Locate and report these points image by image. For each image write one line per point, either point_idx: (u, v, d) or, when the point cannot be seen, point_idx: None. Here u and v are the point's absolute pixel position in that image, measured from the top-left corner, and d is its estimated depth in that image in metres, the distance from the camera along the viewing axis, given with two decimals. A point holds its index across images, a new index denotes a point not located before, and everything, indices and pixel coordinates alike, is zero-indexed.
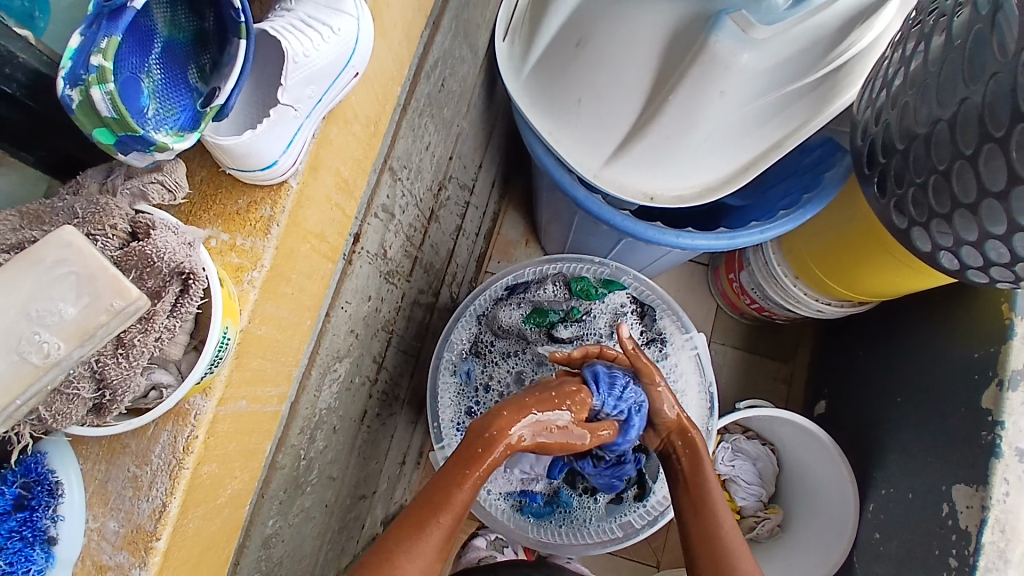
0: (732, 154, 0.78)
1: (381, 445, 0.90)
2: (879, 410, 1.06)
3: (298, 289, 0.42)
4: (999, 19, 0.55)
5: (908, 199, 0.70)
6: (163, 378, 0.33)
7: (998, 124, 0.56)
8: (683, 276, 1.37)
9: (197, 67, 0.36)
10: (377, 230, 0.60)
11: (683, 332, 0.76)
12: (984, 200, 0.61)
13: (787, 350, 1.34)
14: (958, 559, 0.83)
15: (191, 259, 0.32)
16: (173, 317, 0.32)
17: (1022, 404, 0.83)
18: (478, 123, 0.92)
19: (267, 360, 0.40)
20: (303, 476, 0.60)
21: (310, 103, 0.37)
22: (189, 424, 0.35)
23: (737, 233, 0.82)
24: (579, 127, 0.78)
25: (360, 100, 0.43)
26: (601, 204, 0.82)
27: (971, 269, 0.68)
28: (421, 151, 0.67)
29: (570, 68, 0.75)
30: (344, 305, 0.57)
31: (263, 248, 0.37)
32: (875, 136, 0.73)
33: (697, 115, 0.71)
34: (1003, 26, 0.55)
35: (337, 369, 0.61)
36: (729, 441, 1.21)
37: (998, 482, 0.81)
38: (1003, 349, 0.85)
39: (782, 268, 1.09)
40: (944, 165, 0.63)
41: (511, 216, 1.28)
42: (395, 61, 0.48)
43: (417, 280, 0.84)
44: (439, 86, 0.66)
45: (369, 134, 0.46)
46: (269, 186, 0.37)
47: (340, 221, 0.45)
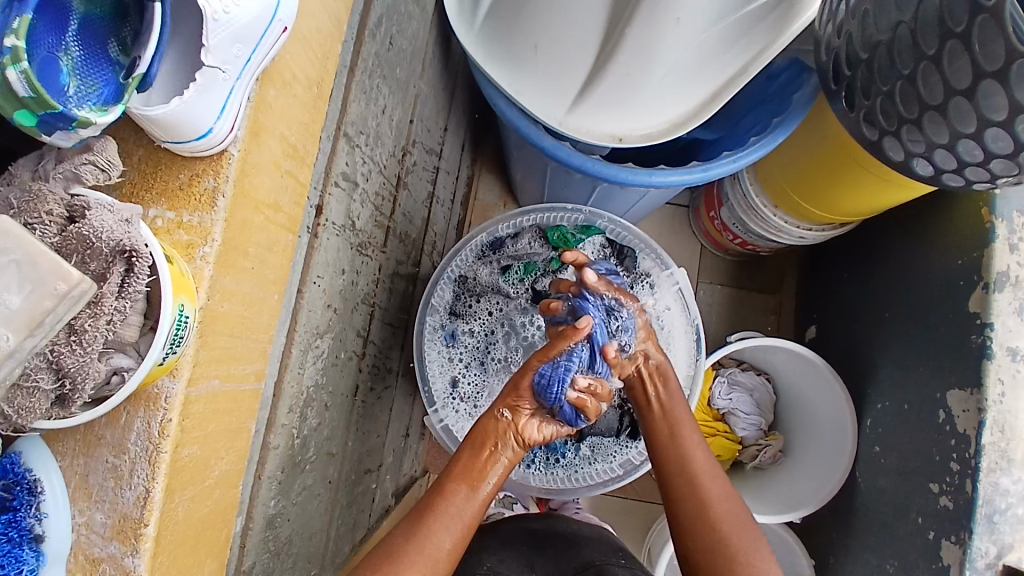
0: (697, 85, 0.76)
1: (379, 419, 0.90)
2: (869, 329, 1.07)
3: (258, 263, 0.40)
4: None
5: (877, 109, 0.68)
6: (123, 362, 0.32)
7: (958, 19, 0.56)
8: (664, 221, 1.36)
9: (119, 42, 0.34)
10: (340, 200, 0.58)
11: (664, 269, 0.75)
12: (952, 99, 0.60)
13: (773, 282, 1.34)
14: (959, 463, 0.85)
15: (130, 236, 0.31)
16: (123, 298, 0.31)
17: (1010, 304, 0.83)
18: (437, 83, 0.89)
19: (236, 336, 0.40)
20: (300, 454, 0.60)
21: (239, 63, 0.35)
22: (160, 409, 0.35)
23: (709, 164, 0.81)
24: (539, 75, 0.76)
25: (297, 60, 0.41)
26: (569, 150, 0.80)
27: (947, 174, 0.67)
28: (377, 116, 0.65)
29: (522, 13, 0.72)
30: (316, 279, 0.56)
31: (211, 222, 0.36)
32: (838, 50, 0.71)
33: (655, 47, 0.69)
34: None
35: (320, 346, 0.60)
36: (724, 376, 1.22)
37: (993, 385, 0.82)
38: (987, 253, 0.85)
39: (762, 199, 1.08)
40: (909, 68, 0.62)
41: (486, 180, 1.26)
42: (331, 17, 0.46)
43: (394, 251, 0.82)
44: (387, 45, 0.63)
45: (313, 96, 0.44)
46: (209, 156, 0.36)
47: (295, 189, 0.44)
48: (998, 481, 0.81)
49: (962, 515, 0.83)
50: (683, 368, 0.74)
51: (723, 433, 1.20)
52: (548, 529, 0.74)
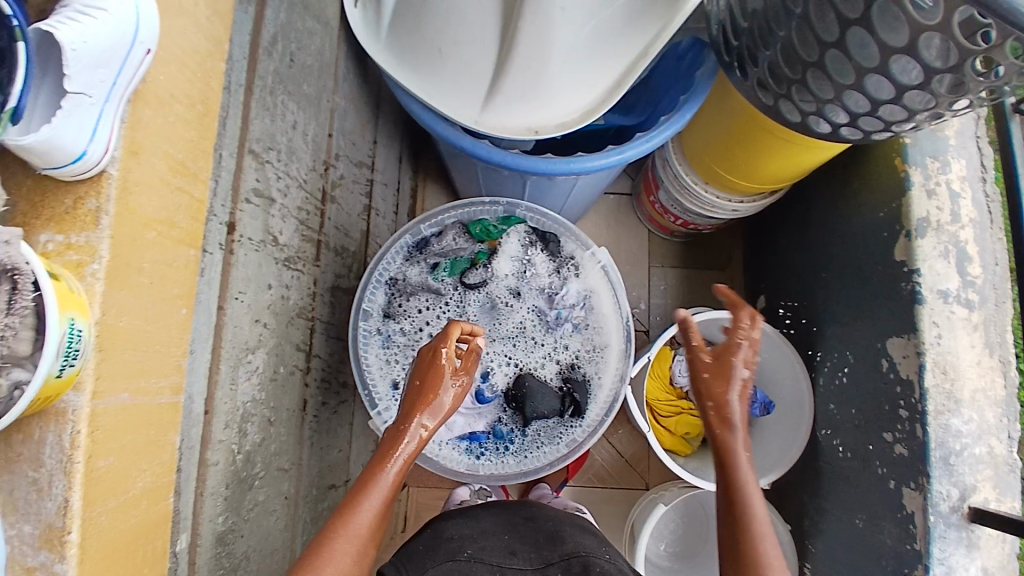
0: (599, 72, 0.79)
1: (339, 434, 0.91)
2: (809, 290, 1.11)
3: (156, 278, 0.42)
4: None
5: (767, 74, 0.72)
6: (22, 376, 0.33)
7: None
8: (610, 210, 1.39)
9: None
10: (255, 216, 0.60)
11: (586, 249, 0.77)
12: (826, 54, 0.63)
13: (722, 261, 1.38)
14: (907, 408, 0.88)
15: (11, 256, 0.33)
16: (11, 314, 0.33)
17: (935, 249, 0.87)
18: (357, 97, 0.91)
19: (142, 352, 0.41)
20: (246, 470, 0.61)
21: (104, 87, 0.36)
22: (68, 421, 0.36)
23: (625, 147, 0.84)
24: (446, 77, 0.78)
25: (174, 79, 0.42)
26: (488, 147, 0.83)
27: (843, 128, 0.71)
28: (286, 131, 0.65)
29: (424, 20, 0.74)
30: (237, 296, 0.57)
31: (97, 240, 0.37)
32: (724, 22, 0.74)
33: (549, 37, 0.71)
34: None
35: (252, 360, 0.61)
36: (683, 353, 1.25)
37: (928, 329, 0.86)
38: (906, 200, 0.89)
39: (692, 178, 1.12)
40: (784, 30, 0.66)
41: (428, 190, 1.28)
42: (211, 37, 0.47)
43: (329, 265, 0.84)
44: (290, 62, 0.65)
45: (196, 114, 0.45)
46: (88, 179, 0.37)
47: (191, 205, 0.45)
48: (949, 423, 0.84)
49: (918, 460, 0.86)
50: (616, 344, 0.77)
51: (689, 410, 1.22)
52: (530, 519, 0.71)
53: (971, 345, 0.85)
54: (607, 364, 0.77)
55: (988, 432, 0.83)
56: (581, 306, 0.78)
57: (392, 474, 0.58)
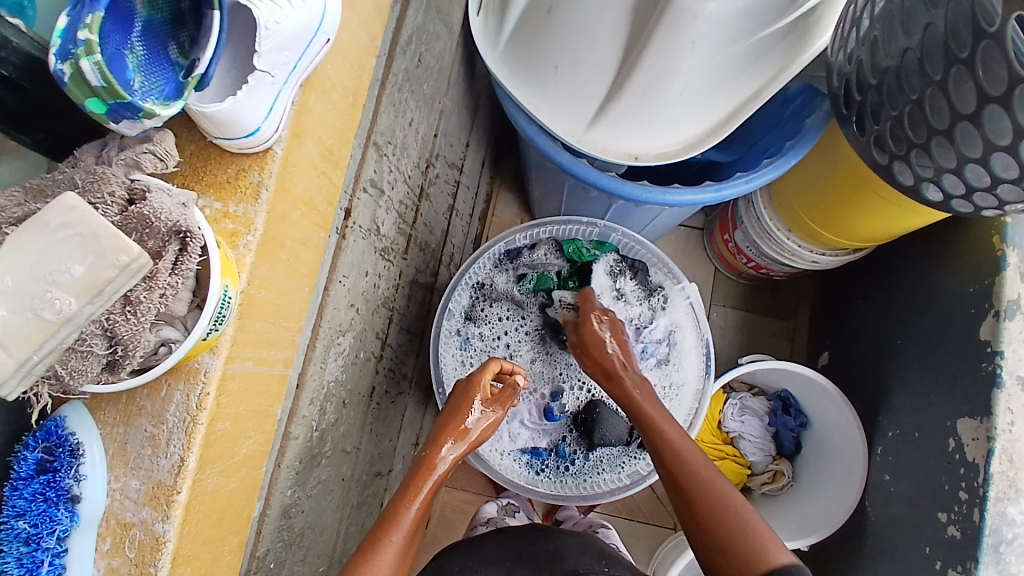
0: (710, 108, 0.79)
1: (392, 424, 0.92)
2: (881, 355, 1.07)
3: (292, 254, 0.43)
4: None
5: (887, 134, 0.70)
6: (171, 334, 0.35)
7: (963, 43, 0.57)
8: (680, 243, 1.38)
9: (177, 45, 0.37)
10: (367, 205, 0.62)
11: (676, 283, 0.77)
12: (957, 124, 0.61)
13: (788, 308, 1.35)
14: (967, 491, 0.84)
15: (186, 218, 0.34)
16: (176, 274, 0.34)
17: (1020, 332, 0.84)
18: (461, 101, 0.93)
19: (271, 322, 0.42)
20: (318, 448, 0.63)
21: (286, 69, 0.38)
22: (199, 382, 0.38)
23: (723, 185, 0.83)
24: (559, 93, 0.79)
25: (335, 70, 0.45)
26: (587, 167, 0.83)
27: (956, 200, 0.68)
28: (405, 128, 0.69)
29: (545, 36, 0.75)
30: (342, 279, 0.59)
31: (255, 213, 0.39)
32: (849, 76, 0.73)
33: (670, 68, 0.71)
34: None
35: (341, 343, 0.63)
36: (735, 398, 1.22)
37: (1002, 413, 0.82)
38: (997, 280, 0.85)
39: (775, 223, 1.10)
40: (916, 94, 0.64)
41: (504, 197, 1.30)
42: (367, 31, 0.49)
43: (413, 259, 0.85)
44: (416, 61, 0.67)
45: (348, 104, 0.48)
46: (255, 153, 0.39)
47: (328, 189, 0.47)
48: (1005, 510, 0.81)
49: (970, 543, 0.82)
50: (693, 382, 0.76)
51: (732, 457, 1.19)
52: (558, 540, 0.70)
53: None
54: (681, 400, 0.76)
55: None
56: (665, 341, 0.77)
57: (414, 510, 0.57)
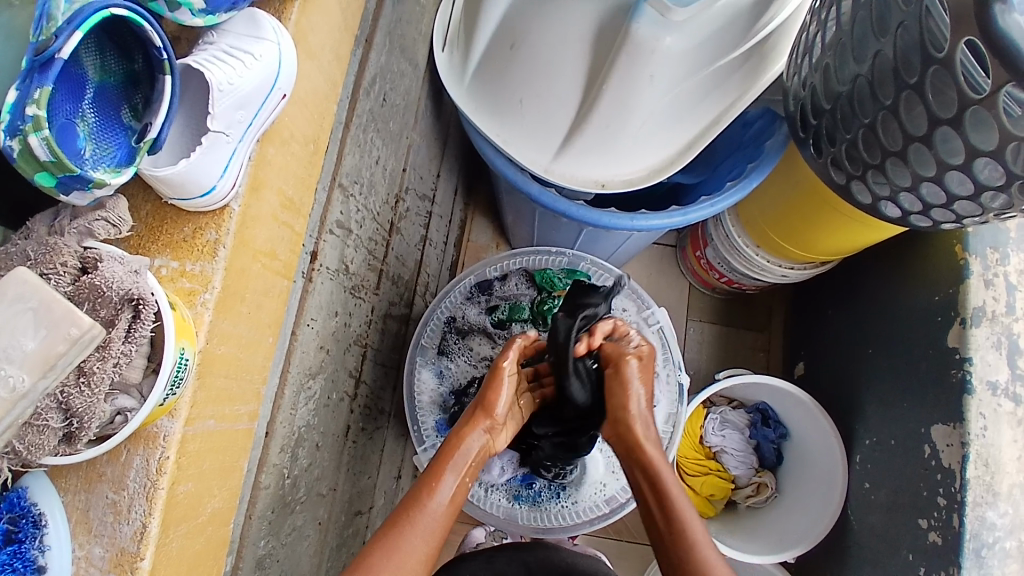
0: (672, 133, 0.80)
1: (371, 460, 0.91)
2: (852, 365, 1.09)
3: (254, 307, 0.43)
4: None
5: (843, 155, 0.72)
6: (127, 403, 0.34)
7: (911, 70, 0.59)
8: (654, 260, 1.40)
9: (131, 108, 0.38)
10: (335, 246, 0.62)
11: (644, 309, 0.78)
12: (910, 146, 0.63)
13: (761, 320, 1.37)
14: (945, 496, 0.85)
15: (138, 285, 0.34)
16: (129, 342, 0.34)
17: (987, 339, 0.85)
18: (429, 133, 0.94)
19: (232, 377, 0.42)
20: (291, 495, 0.62)
21: (241, 128, 0.38)
22: (158, 446, 0.37)
23: (688, 209, 0.84)
24: (523, 125, 0.79)
25: (295, 120, 0.45)
26: (555, 197, 0.83)
27: (913, 215, 0.70)
28: (371, 166, 0.69)
29: (509, 71, 0.77)
30: (310, 322, 0.59)
31: (212, 271, 0.38)
32: (804, 101, 0.75)
33: (632, 100, 0.73)
34: None
35: (311, 386, 0.63)
36: (715, 413, 1.22)
37: (974, 419, 0.84)
38: (961, 289, 0.88)
39: (744, 239, 1.11)
40: (869, 118, 0.66)
41: (478, 222, 1.30)
42: (327, 79, 0.49)
43: (386, 292, 0.86)
44: (381, 101, 0.68)
45: (309, 152, 0.48)
46: (211, 211, 0.39)
47: (291, 238, 0.47)
48: (984, 515, 0.82)
49: (951, 550, 0.83)
50: (666, 405, 0.78)
51: (715, 472, 1.20)
52: (544, 561, 0.69)
53: (1013, 440, 0.82)
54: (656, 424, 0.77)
55: (1021, 528, 0.80)
56: None
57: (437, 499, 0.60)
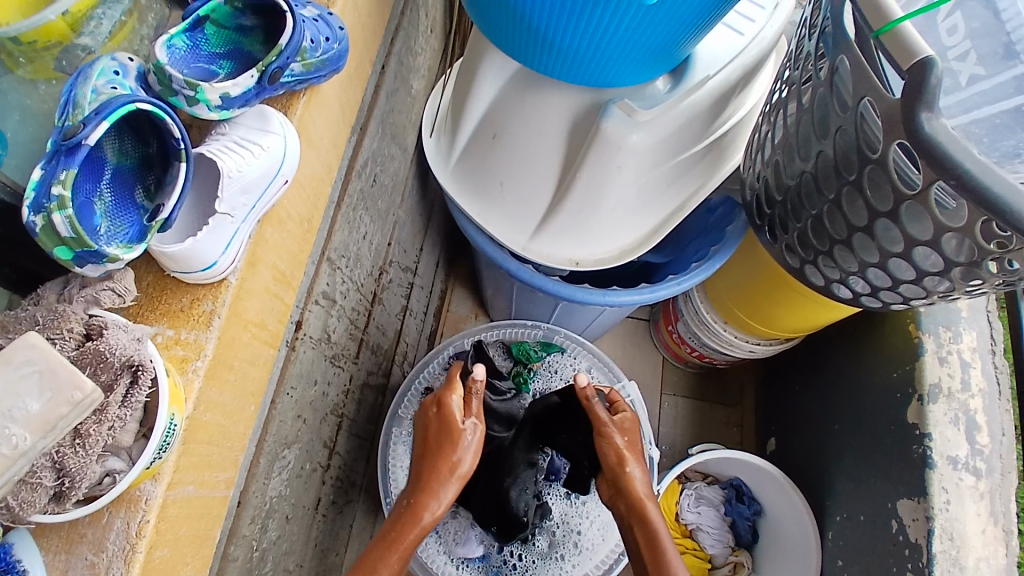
0: (642, 217, 0.86)
1: (339, 535, 0.90)
2: (820, 439, 1.12)
3: (241, 375, 0.45)
4: (835, 81, 0.64)
5: (796, 241, 0.78)
6: (116, 465, 0.36)
7: (849, 168, 0.66)
8: (628, 334, 1.44)
9: (144, 189, 0.41)
10: (319, 316, 0.65)
11: (616, 381, 0.81)
12: (854, 235, 0.69)
13: (733, 395, 1.40)
14: (914, 572, 0.87)
15: (139, 352, 0.36)
16: (125, 406, 0.35)
17: (945, 414, 0.89)
18: (414, 210, 0.99)
19: (214, 445, 0.43)
20: (258, 568, 0.62)
21: (245, 210, 0.42)
22: (140, 510, 0.38)
23: (657, 286, 0.89)
24: (504, 206, 0.85)
25: (293, 203, 0.49)
26: (532, 273, 0.88)
27: (864, 296, 0.76)
28: (358, 241, 0.73)
29: (491, 157, 0.83)
30: (288, 391, 0.61)
31: (205, 339, 0.41)
32: (760, 191, 0.82)
33: (603, 188, 0.79)
34: (840, 84, 0.63)
35: (286, 456, 0.64)
36: (690, 489, 1.23)
37: (937, 492, 0.87)
38: (917, 366, 0.93)
39: (711, 315, 1.17)
40: (816, 209, 0.73)
41: (458, 293, 1.34)
42: (324, 165, 0.54)
43: (365, 362, 0.88)
44: (371, 181, 0.73)
45: (303, 230, 0.52)
46: (209, 284, 0.42)
47: (280, 309, 0.50)
48: None
49: None
50: None
51: (692, 551, 1.20)
52: None
53: (977, 513, 0.85)
54: None
55: None
56: None
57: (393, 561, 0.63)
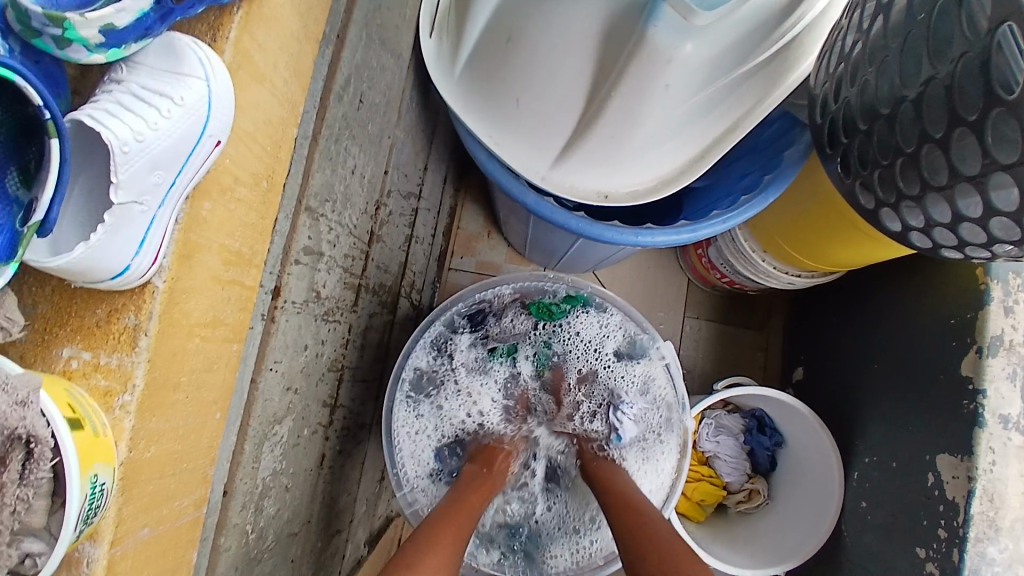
0: (685, 142, 0.72)
1: (350, 475, 0.86)
2: (856, 376, 1.04)
3: (195, 389, 0.37)
4: None
5: (875, 179, 0.65)
6: (35, 546, 0.30)
7: (969, 105, 0.51)
8: (652, 254, 1.33)
9: (20, 172, 0.33)
10: (302, 275, 0.55)
11: (651, 340, 0.75)
12: (956, 183, 0.56)
13: (760, 319, 1.31)
14: (946, 530, 0.82)
15: (27, 419, 0.29)
16: (24, 486, 0.29)
17: (1003, 369, 0.81)
18: (415, 125, 0.85)
19: (169, 476, 0.36)
20: (256, 547, 0.58)
21: (159, 191, 0.33)
22: (82, 574, 0.31)
23: (698, 224, 0.77)
24: (520, 129, 0.71)
25: (240, 160, 0.38)
26: (553, 207, 0.76)
27: (944, 247, 0.64)
28: (346, 177, 0.61)
29: (506, 68, 0.68)
30: (273, 365, 0.53)
31: (132, 365, 0.32)
32: (835, 115, 0.67)
33: (641, 109, 0.65)
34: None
35: (278, 432, 0.57)
36: (711, 418, 1.17)
37: (983, 453, 0.80)
38: (981, 314, 0.82)
39: (751, 245, 1.05)
40: (912, 147, 0.58)
41: (469, 209, 1.22)
42: (283, 101, 0.41)
43: (366, 306, 0.79)
44: (357, 103, 0.60)
45: (261, 193, 0.41)
46: (129, 290, 0.33)
47: (241, 297, 0.40)
48: (985, 551, 0.79)
49: None
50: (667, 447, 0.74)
51: (707, 478, 1.17)
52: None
53: (1021, 474, 0.79)
54: (655, 470, 0.74)
55: None
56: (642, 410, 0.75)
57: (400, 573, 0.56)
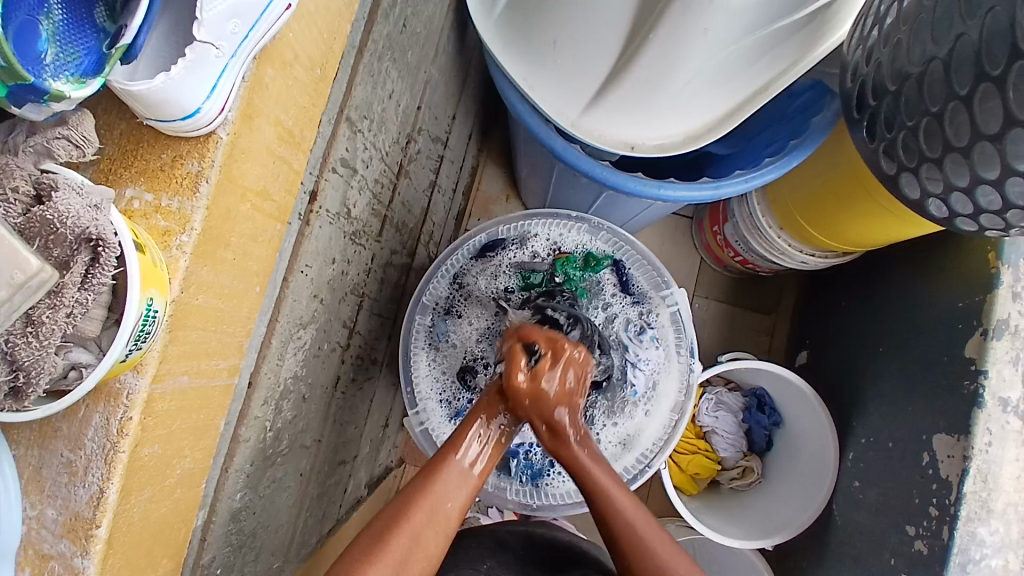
0: (716, 99, 0.73)
1: (359, 410, 0.88)
2: (862, 359, 1.05)
3: (240, 253, 0.41)
4: None
5: (898, 144, 0.65)
6: (82, 357, 0.33)
7: (996, 62, 0.52)
8: (667, 230, 1.34)
9: (106, 5, 0.34)
10: (337, 186, 0.56)
11: (664, 287, 0.77)
12: (977, 144, 0.57)
13: (769, 304, 1.32)
14: (937, 507, 0.83)
15: (97, 224, 0.32)
16: (85, 290, 0.32)
17: (1006, 353, 0.81)
18: (449, 69, 0.86)
19: (210, 331, 0.40)
20: (271, 448, 0.59)
21: (234, 40, 0.35)
22: (121, 405, 0.35)
23: (721, 182, 0.78)
24: (554, 71, 0.72)
25: (300, 39, 0.41)
26: (579, 154, 0.77)
27: (960, 218, 0.64)
28: (383, 101, 0.62)
29: (546, 8, 0.68)
30: (304, 268, 0.54)
31: (191, 209, 0.36)
32: (866, 79, 0.68)
33: (678, 54, 0.66)
34: None
35: (302, 336, 0.59)
36: (711, 393, 1.19)
37: (980, 433, 0.80)
38: (988, 298, 0.83)
39: (768, 220, 1.06)
40: (936, 106, 0.59)
41: (489, 171, 1.23)
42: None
43: (388, 241, 0.80)
44: (400, 26, 0.61)
45: (315, 78, 0.44)
46: (194, 138, 0.36)
47: (288, 177, 0.44)
48: (975, 530, 0.80)
49: (936, 559, 0.82)
50: (672, 393, 0.76)
51: (703, 452, 1.18)
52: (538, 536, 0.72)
53: (1016, 458, 0.79)
54: (659, 413, 0.76)
55: (1009, 546, 0.78)
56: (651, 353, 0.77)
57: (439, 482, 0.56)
